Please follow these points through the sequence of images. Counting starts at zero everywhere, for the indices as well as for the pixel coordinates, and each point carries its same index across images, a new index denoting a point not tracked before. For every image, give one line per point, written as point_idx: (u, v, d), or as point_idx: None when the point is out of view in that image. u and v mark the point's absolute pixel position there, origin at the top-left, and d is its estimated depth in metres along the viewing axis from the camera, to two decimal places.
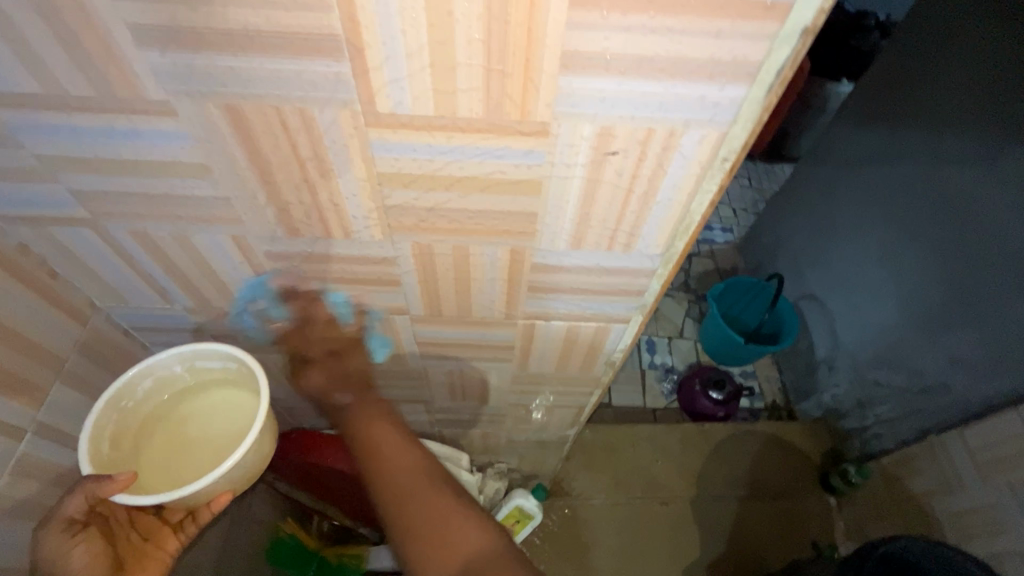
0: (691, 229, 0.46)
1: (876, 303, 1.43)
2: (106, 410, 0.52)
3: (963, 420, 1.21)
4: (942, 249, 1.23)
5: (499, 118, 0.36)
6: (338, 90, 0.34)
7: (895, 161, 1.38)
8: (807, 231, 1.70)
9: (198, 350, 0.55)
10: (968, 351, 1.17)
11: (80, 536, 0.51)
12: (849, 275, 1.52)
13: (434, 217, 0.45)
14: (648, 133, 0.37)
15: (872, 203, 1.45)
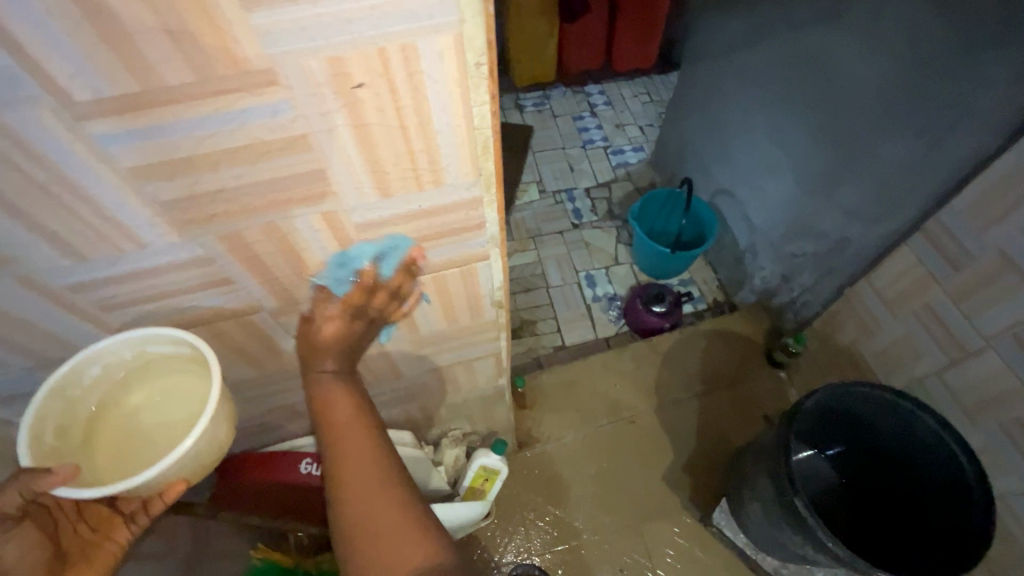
0: (490, 146, 0.45)
1: (775, 179, 1.47)
2: (48, 402, 0.47)
3: (868, 266, 1.28)
4: (815, 111, 1.27)
5: (216, 78, 0.33)
6: (17, 89, 0.31)
7: (762, 38, 1.40)
8: (703, 129, 1.72)
9: (149, 336, 0.50)
10: (856, 201, 1.23)
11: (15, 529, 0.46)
12: (747, 160, 1.56)
13: (222, 202, 0.42)
14: (383, 55, 0.35)
15: (750, 84, 1.47)
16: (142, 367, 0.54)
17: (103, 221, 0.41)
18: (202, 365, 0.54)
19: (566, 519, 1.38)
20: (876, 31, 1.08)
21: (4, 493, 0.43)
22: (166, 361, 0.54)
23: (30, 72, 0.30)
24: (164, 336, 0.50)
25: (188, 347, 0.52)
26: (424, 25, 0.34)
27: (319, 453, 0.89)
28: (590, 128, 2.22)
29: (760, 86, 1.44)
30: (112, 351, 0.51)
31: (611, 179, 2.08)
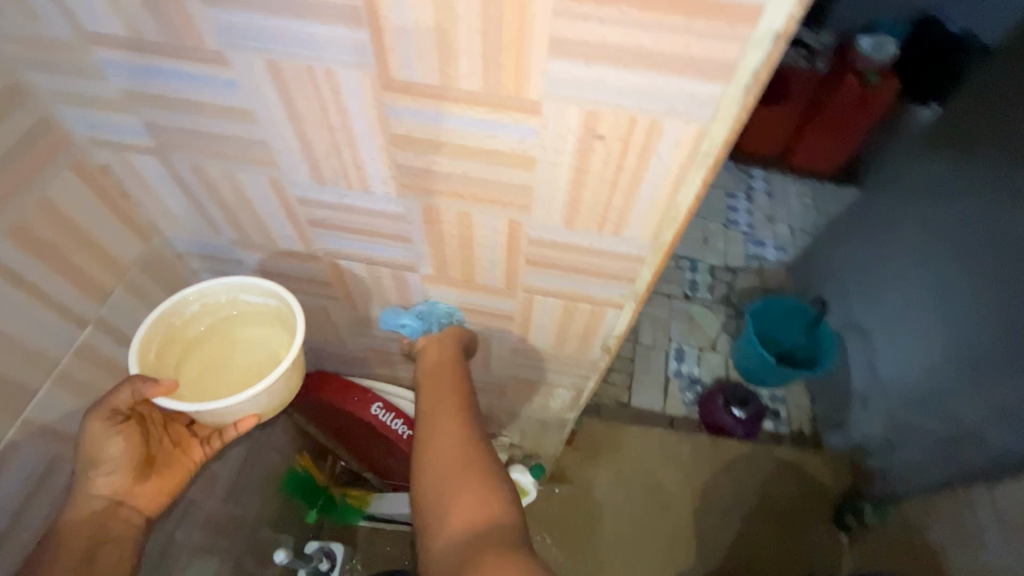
0: (678, 222, 0.48)
1: (921, 339, 1.35)
2: (157, 322, 0.56)
3: (992, 474, 1.14)
4: (996, 289, 1.16)
5: (496, 94, 0.39)
6: (357, 55, 0.39)
7: (965, 193, 1.29)
8: (861, 258, 1.61)
9: (246, 285, 0.59)
10: (1010, 401, 1.10)
11: (124, 429, 0.56)
12: (897, 308, 1.45)
13: (440, 182, 0.49)
14: (633, 122, 0.39)
15: (931, 234, 1.36)
16: (230, 313, 0.62)
17: (352, 164, 0.50)
18: (283, 321, 0.61)
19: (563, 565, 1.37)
20: None
21: (124, 390, 0.52)
22: (254, 310, 0.62)
23: (375, 50, 0.38)
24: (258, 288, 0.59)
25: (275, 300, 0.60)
26: (680, 112, 0.38)
27: (391, 403, 0.96)
28: (740, 210, 2.17)
29: (942, 240, 1.33)
30: (215, 292, 0.60)
31: (741, 267, 2.01)
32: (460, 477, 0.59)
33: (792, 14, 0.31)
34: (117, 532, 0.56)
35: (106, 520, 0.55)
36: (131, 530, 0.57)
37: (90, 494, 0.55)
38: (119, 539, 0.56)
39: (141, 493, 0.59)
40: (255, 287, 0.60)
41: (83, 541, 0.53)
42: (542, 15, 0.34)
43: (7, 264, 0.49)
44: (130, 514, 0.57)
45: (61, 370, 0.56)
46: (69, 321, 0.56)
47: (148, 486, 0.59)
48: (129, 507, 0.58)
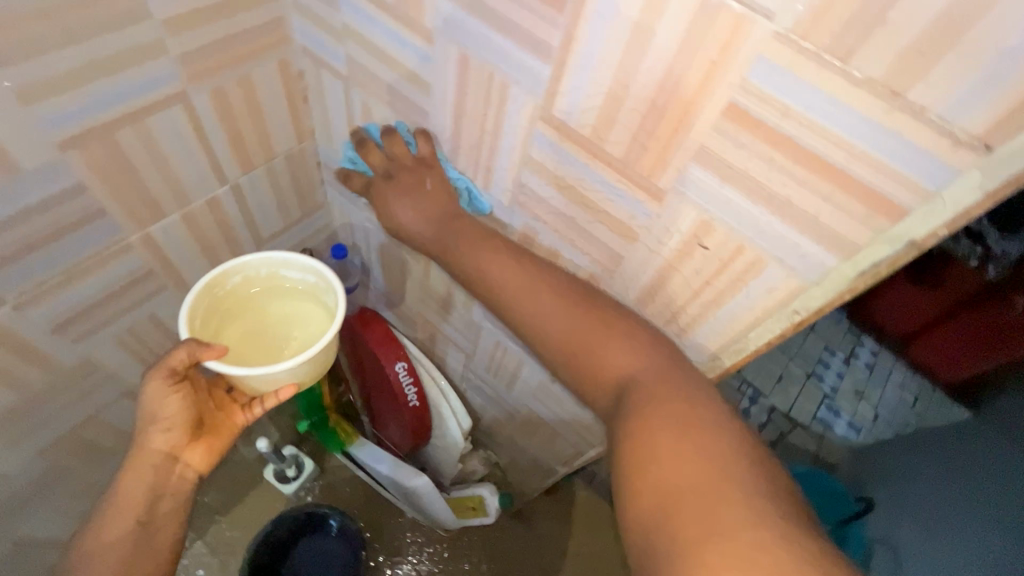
0: (742, 355, 0.49)
1: None
2: (201, 292, 0.58)
3: None
4: None
5: (631, 167, 0.42)
6: (532, 82, 0.43)
7: None
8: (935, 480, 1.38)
9: (287, 260, 0.61)
10: None
11: (176, 392, 0.56)
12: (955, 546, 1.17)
13: (548, 213, 0.53)
14: (738, 250, 0.40)
15: None
16: (264, 290, 0.64)
17: (486, 163, 0.54)
18: (321, 295, 0.63)
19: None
20: None
21: (181, 350, 0.52)
22: (292, 286, 0.64)
23: (548, 85, 0.42)
24: (301, 264, 0.61)
25: (313, 276, 0.62)
26: (786, 262, 0.38)
27: (413, 368, 1.01)
28: (831, 369, 2.02)
29: None
30: (254, 267, 0.62)
31: (803, 423, 1.89)
32: (650, 412, 0.44)
33: (935, 230, 0.31)
34: (174, 485, 0.59)
35: (163, 476, 0.58)
36: (187, 484, 0.60)
37: (144, 451, 0.57)
38: (173, 491, 0.59)
39: (195, 452, 0.60)
40: (298, 262, 0.62)
41: (145, 491, 0.57)
42: (700, 124, 0.36)
43: (197, 114, 0.59)
44: (185, 471, 0.59)
45: (191, 208, 0.66)
46: (215, 175, 0.66)
47: (202, 445, 0.60)
48: (184, 463, 0.59)
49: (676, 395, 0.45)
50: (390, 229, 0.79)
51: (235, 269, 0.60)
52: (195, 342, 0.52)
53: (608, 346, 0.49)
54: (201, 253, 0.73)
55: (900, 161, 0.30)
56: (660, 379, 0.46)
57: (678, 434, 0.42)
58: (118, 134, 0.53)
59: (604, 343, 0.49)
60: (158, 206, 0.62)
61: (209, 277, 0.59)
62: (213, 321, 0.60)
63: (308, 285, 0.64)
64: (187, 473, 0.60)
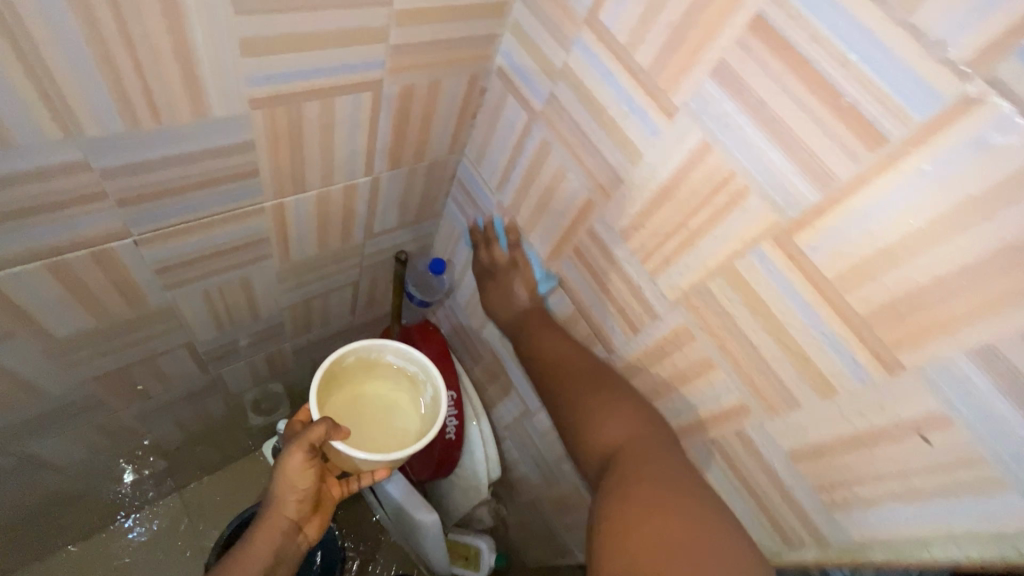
0: (902, 560, 0.42)
1: None
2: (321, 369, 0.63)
3: None
4: None
5: (872, 328, 0.37)
6: (785, 202, 0.39)
7: None
8: None
9: (398, 348, 0.68)
10: None
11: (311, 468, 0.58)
12: None
13: (723, 327, 0.48)
14: (967, 462, 0.36)
15: None
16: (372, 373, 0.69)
17: (669, 252, 0.50)
18: (417, 387, 0.69)
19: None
20: None
21: (321, 429, 0.55)
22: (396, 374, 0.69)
23: (806, 212, 0.38)
24: (410, 356, 0.68)
25: (415, 369, 0.69)
26: None
27: (461, 402, 0.95)
28: None
29: None
30: (366, 351, 0.68)
31: None
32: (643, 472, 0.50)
33: None
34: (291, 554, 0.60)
35: (286, 545, 0.58)
36: (300, 555, 0.60)
37: (272, 520, 0.58)
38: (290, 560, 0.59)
39: (311, 524, 0.62)
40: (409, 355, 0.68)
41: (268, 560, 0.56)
42: (1000, 321, 0.32)
43: (380, 105, 0.56)
44: (302, 542, 0.60)
45: (330, 189, 0.63)
46: (366, 165, 0.63)
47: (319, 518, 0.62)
48: (301, 532, 0.60)
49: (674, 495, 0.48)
50: (505, 264, 0.75)
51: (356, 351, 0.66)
52: (334, 424, 0.55)
53: (625, 425, 0.56)
54: (316, 233, 0.69)
55: None
56: (666, 468, 0.51)
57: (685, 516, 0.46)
58: (304, 105, 0.50)
59: (618, 421, 0.56)
60: (304, 180, 0.59)
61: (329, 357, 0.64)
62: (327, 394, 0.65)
63: (406, 375, 0.70)
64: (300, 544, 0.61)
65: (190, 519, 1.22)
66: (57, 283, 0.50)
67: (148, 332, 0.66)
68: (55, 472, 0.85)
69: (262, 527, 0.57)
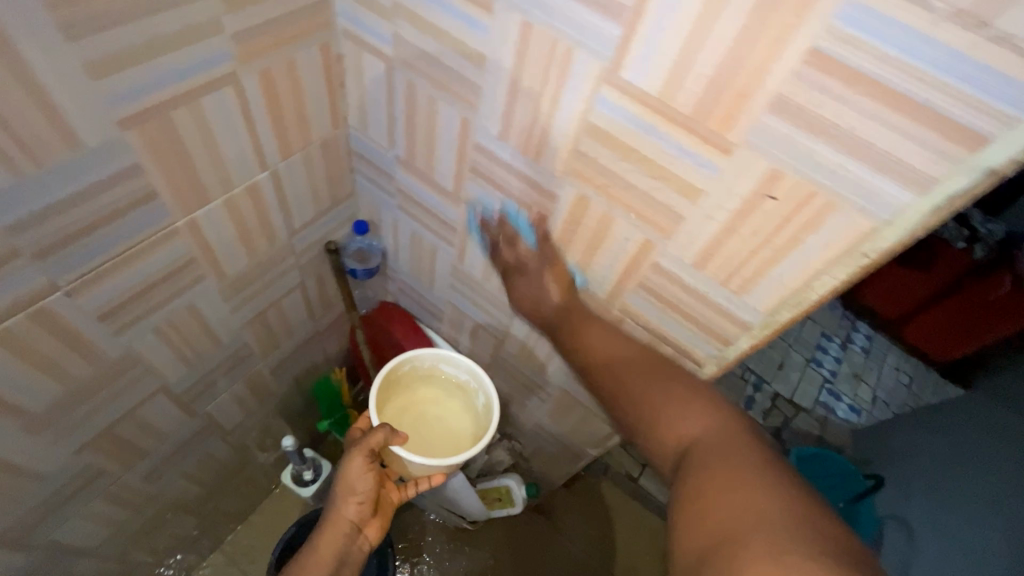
0: (803, 306, 0.50)
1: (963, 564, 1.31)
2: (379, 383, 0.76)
3: None
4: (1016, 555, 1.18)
5: (701, 122, 0.44)
6: (599, 44, 0.45)
7: None
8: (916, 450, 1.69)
9: (444, 357, 0.80)
10: None
11: (370, 470, 0.67)
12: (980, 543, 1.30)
13: (605, 178, 0.54)
14: (810, 197, 0.42)
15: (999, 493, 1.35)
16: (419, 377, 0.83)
17: (538, 132, 0.56)
18: (461, 391, 0.83)
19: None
20: None
21: (379, 432, 0.66)
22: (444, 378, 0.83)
23: (617, 43, 0.44)
24: (456, 365, 0.81)
25: (463, 375, 0.82)
26: (858, 206, 0.40)
27: None
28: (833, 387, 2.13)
29: None
30: (422, 359, 0.81)
31: (806, 407, 2.11)
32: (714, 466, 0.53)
33: (1014, 157, 0.33)
34: (353, 555, 0.69)
35: (348, 545, 0.67)
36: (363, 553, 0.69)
37: (336, 520, 0.67)
38: (352, 558, 0.68)
39: (370, 527, 0.71)
40: (454, 362, 0.82)
41: (333, 560, 0.66)
42: (775, 71, 0.38)
43: (246, 96, 0.59)
44: (366, 540, 0.69)
45: (233, 194, 0.66)
46: (257, 158, 0.66)
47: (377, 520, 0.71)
48: (364, 534, 0.70)
49: (667, 392, 0.61)
50: (426, 212, 0.80)
51: (408, 359, 0.80)
52: (391, 430, 0.66)
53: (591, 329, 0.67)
54: (240, 242, 0.72)
55: (979, 91, 0.32)
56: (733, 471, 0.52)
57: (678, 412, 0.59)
58: (171, 114, 0.53)
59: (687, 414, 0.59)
60: (204, 191, 0.62)
61: (388, 367, 0.78)
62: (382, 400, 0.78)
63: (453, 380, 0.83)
64: (361, 545, 0.70)
65: (238, 562, 1.26)
66: (7, 351, 0.53)
67: (117, 384, 0.69)
68: (87, 555, 0.88)
69: (328, 526, 0.67)
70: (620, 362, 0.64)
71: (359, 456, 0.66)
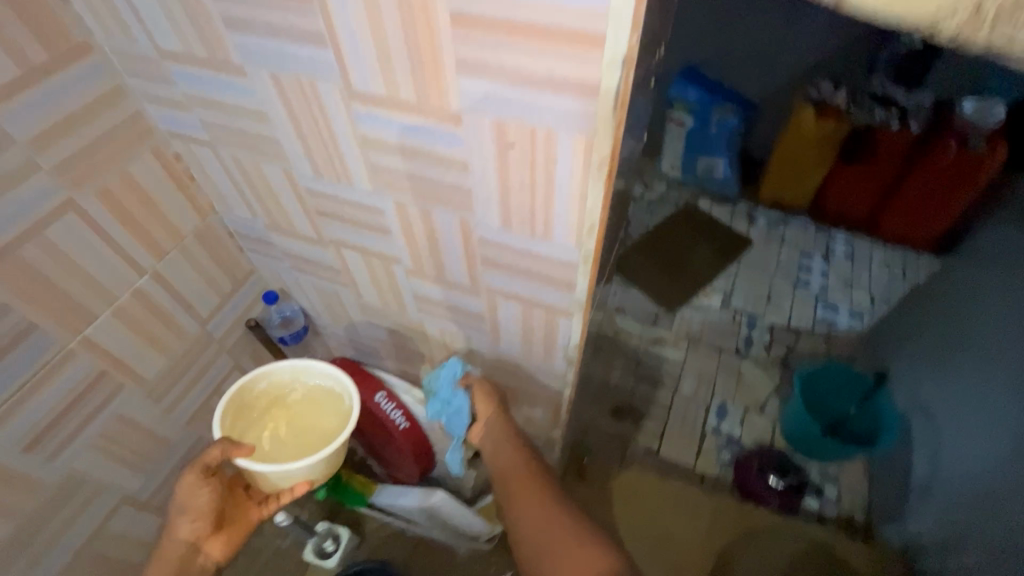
0: (595, 230, 0.53)
1: (964, 430, 1.33)
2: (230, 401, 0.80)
3: None
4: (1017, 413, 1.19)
5: (427, 104, 0.49)
6: (327, 69, 0.50)
7: (1002, 317, 1.33)
8: (905, 334, 1.69)
9: (302, 367, 0.83)
10: None
11: (206, 489, 0.77)
12: (974, 404, 1.32)
13: (403, 179, 0.59)
14: (533, 134, 0.46)
15: (977, 351, 1.37)
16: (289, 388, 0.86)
17: (337, 161, 0.61)
18: (330, 397, 0.85)
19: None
20: None
21: (215, 448, 0.73)
22: (309, 392, 0.86)
23: (337, 63, 0.49)
24: (318, 370, 0.84)
25: (329, 382, 0.85)
26: (567, 127, 0.44)
27: (395, 394, 1.09)
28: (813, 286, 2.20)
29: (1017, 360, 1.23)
30: (282, 372, 0.84)
31: (806, 329, 2.07)
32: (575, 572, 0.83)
33: (630, 41, 0.37)
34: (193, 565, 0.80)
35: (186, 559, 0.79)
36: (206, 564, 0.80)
37: (173, 537, 0.78)
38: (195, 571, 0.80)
39: (211, 542, 0.81)
40: (316, 371, 0.85)
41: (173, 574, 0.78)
42: (442, 41, 0.43)
43: (91, 217, 0.66)
44: (209, 552, 0.80)
45: (119, 305, 0.73)
46: (129, 266, 0.72)
47: (220, 538, 0.80)
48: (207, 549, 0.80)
49: (556, 530, 0.89)
50: (311, 263, 0.86)
51: (264, 376, 0.83)
52: (225, 444, 0.73)
53: (500, 450, 0.96)
54: (147, 345, 0.78)
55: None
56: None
57: (571, 556, 0.84)
58: (19, 253, 0.59)
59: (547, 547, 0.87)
60: (86, 309, 0.68)
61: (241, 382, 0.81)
62: (241, 419, 0.82)
63: (321, 386, 0.86)
64: (204, 559, 0.81)
65: None
66: None
67: (69, 507, 0.74)
68: None
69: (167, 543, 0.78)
70: (530, 491, 0.93)
71: (193, 474, 0.75)
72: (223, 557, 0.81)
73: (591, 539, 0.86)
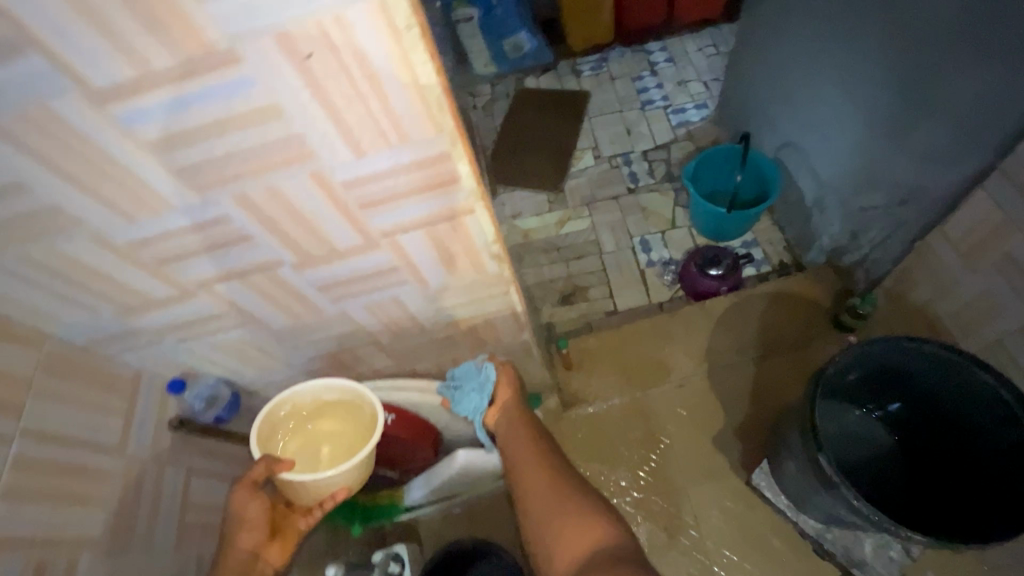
0: (443, 102, 0.50)
1: (823, 140, 1.51)
2: (260, 427, 0.83)
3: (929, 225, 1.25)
4: (854, 103, 1.35)
5: (190, 58, 0.43)
6: (53, 82, 0.43)
7: (799, 38, 1.48)
8: (744, 93, 1.84)
9: (319, 387, 0.86)
10: (921, 178, 1.22)
11: (256, 497, 0.82)
12: (819, 115, 1.49)
13: (224, 165, 0.52)
14: (320, 25, 0.42)
15: (800, 75, 1.52)
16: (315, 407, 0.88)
17: (138, 189, 0.53)
18: (355, 407, 0.88)
19: (598, 465, 1.52)
20: (892, 60, 1.20)
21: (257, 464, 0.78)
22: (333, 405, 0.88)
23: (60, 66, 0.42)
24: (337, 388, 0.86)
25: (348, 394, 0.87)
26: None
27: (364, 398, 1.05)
28: (656, 100, 2.32)
29: (830, 63, 1.39)
30: (300, 397, 0.86)
31: (671, 139, 2.20)
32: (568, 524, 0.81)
33: None
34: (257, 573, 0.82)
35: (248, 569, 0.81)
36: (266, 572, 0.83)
37: (233, 550, 0.81)
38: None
39: (270, 550, 0.84)
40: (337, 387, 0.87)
41: None
42: None
43: None
44: (267, 561, 0.83)
45: (6, 485, 0.60)
46: None
47: (276, 545, 0.84)
48: (265, 558, 0.83)
49: (561, 500, 0.84)
50: (194, 321, 0.76)
51: (287, 400, 0.85)
52: (270, 459, 0.79)
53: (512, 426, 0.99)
54: (73, 504, 0.67)
55: None
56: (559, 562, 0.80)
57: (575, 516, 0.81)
58: None
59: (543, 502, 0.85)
60: None
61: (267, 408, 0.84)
62: (273, 442, 0.85)
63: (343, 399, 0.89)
64: (262, 567, 0.83)
65: None
66: None
67: None
68: None
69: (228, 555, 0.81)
70: (534, 461, 0.91)
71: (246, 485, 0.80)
72: (281, 563, 0.85)
73: (602, 512, 0.81)
